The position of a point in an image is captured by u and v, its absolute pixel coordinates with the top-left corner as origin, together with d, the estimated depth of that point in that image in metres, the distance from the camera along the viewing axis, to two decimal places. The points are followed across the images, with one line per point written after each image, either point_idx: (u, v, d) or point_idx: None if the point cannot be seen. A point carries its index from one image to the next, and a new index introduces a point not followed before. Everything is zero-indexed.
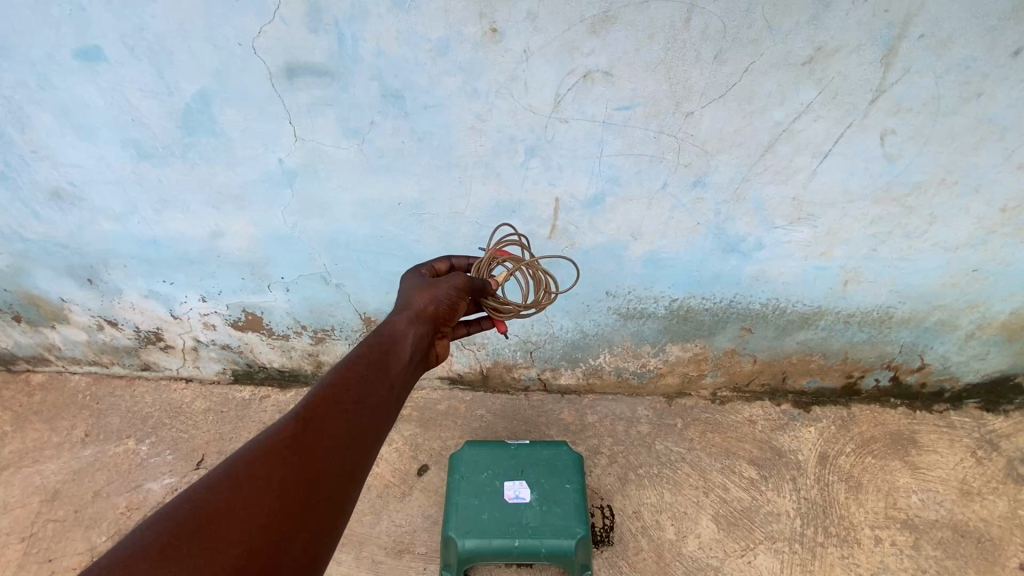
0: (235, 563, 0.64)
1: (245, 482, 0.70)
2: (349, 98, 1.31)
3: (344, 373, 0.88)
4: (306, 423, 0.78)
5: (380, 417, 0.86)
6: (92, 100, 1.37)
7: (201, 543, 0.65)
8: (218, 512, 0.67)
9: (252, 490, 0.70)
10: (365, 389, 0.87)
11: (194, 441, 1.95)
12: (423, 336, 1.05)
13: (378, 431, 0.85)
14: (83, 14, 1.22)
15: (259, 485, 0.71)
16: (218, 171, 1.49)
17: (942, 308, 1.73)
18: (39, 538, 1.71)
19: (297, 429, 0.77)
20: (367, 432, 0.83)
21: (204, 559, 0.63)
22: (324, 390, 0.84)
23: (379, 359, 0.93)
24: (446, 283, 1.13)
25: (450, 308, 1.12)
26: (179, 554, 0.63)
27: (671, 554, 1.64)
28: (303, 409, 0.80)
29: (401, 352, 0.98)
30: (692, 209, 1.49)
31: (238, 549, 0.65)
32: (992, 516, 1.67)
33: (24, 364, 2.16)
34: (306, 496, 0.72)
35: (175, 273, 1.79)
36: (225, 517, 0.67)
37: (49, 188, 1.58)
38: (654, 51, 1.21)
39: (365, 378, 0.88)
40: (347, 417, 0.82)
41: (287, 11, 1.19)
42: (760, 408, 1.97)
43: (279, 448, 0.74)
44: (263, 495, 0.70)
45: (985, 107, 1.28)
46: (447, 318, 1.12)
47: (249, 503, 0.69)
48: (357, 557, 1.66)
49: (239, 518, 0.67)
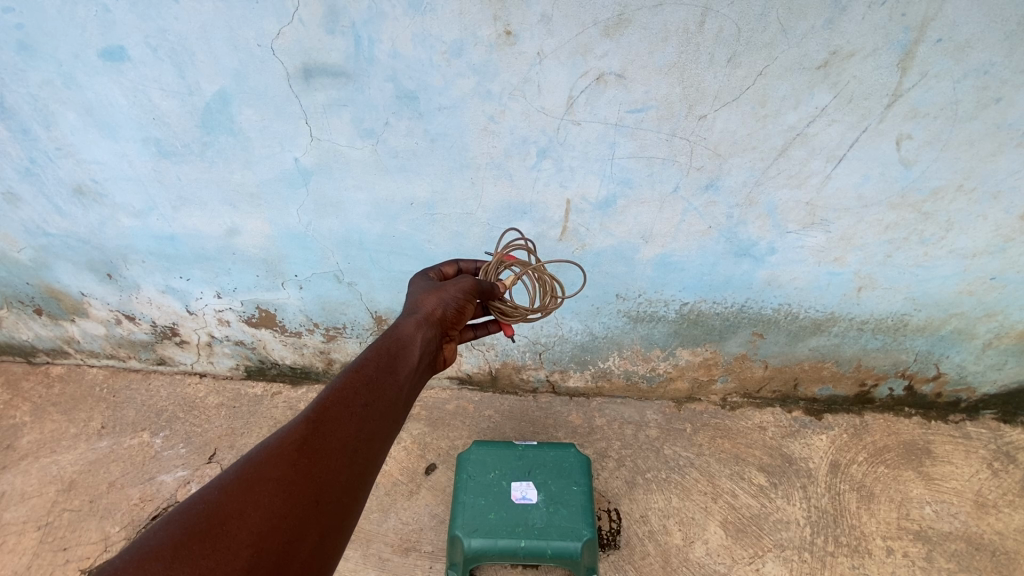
0: (245, 564, 0.65)
1: (255, 485, 0.72)
2: (364, 98, 1.33)
3: (353, 376, 0.89)
4: (315, 426, 0.79)
5: (388, 421, 0.87)
6: (115, 99, 1.41)
7: (213, 544, 0.65)
8: (229, 515, 0.68)
9: (262, 492, 0.71)
10: (373, 392, 0.88)
11: (206, 436, 1.98)
12: (432, 339, 1.06)
13: (385, 435, 0.85)
14: (108, 16, 1.26)
15: (269, 488, 0.72)
16: (235, 169, 1.52)
17: (958, 316, 1.71)
18: (55, 527, 1.74)
19: (306, 432, 0.78)
20: (375, 435, 0.83)
21: (215, 560, 0.64)
22: (332, 393, 0.85)
23: (388, 363, 0.94)
24: (454, 287, 1.14)
25: (459, 311, 1.13)
26: (191, 555, 0.64)
27: (678, 559, 1.63)
28: (312, 412, 0.81)
29: (410, 356, 0.99)
30: (703, 212, 1.49)
31: (248, 551, 0.66)
32: (1007, 529, 1.64)
33: (44, 356, 2.21)
34: (314, 499, 0.73)
35: (191, 269, 1.82)
36: (236, 519, 0.68)
37: (71, 184, 1.62)
38: (667, 53, 1.21)
39: (374, 381, 0.89)
40: (355, 420, 0.83)
41: (305, 13, 1.21)
42: (771, 415, 1.95)
43: (287, 451, 0.76)
44: (272, 497, 0.71)
45: (1005, 112, 1.26)
46: (455, 322, 1.12)
47: (259, 505, 0.70)
48: (364, 554, 1.67)
49: (249, 520, 0.68)
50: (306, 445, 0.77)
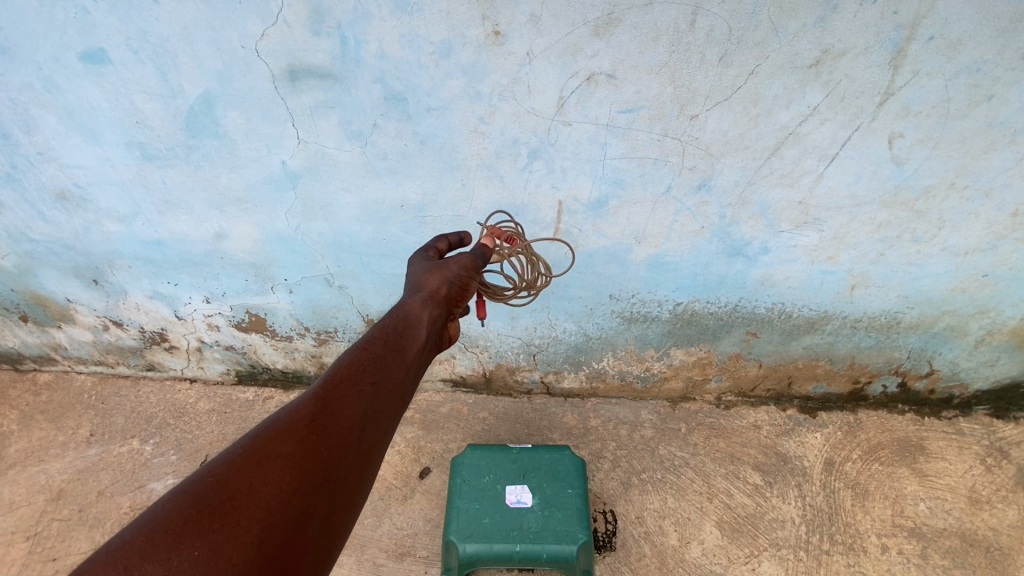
0: (256, 539, 0.63)
1: (264, 459, 0.69)
2: (352, 100, 1.31)
3: (360, 355, 0.87)
4: (323, 404, 0.77)
5: (396, 399, 0.85)
6: (97, 102, 1.38)
7: (222, 519, 0.64)
8: (239, 488, 0.66)
9: (271, 467, 0.69)
10: (380, 371, 0.86)
11: (197, 441, 1.95)
12: (438, 317, 1.04)
13: (392, 414, 0.83)
14: (88, 17, 1.22)
15: (278, 463, 0.70)
16: (222, 172, 1.49)
17: (951, 313, 1.71)
18: (43, 537, 1.73)
19: (315, 409, 0.76)
20: (382, 415, 0.81)
21: (224, 534, 0.62)
22: (339, 371, 0.83)
23: (394, 343, 0.92)
24: (456, 263, 1.10)
25: (462, 287, 1.11)
26: (200, 528, 0.62)
27: (674, 560, 1.62)
28: (320, 390, 0.79)
29: (417, 333, 0.97)
30: (696, 212, 1.48)
31: (259, 526, 0.64)
32: (1001, 525, 1.65)
33: (31, 363, 2.17)
34: (323, 475, 0.71)
35: (178, 274, 1.79)
36: (245, 493, 0.66)
37: (54, 189, 1.58)
38: (658, 53, 1.20)
39: (381, 360, 0.87)
40: (363, 397, 0.81)
41: (289, 13, 1.18)
42: (765, 413, 1.95)
43: (297, 427, 0.73)
44: (281, 472, 0.69)
45: (996, 110, 1.26)
46: (458, 298, 1.11)
47: (268, 480, 0.68)
48: (358, 560, 1.66)
49: (259, 495, 0.66)
50: (314, 422, 0.75)
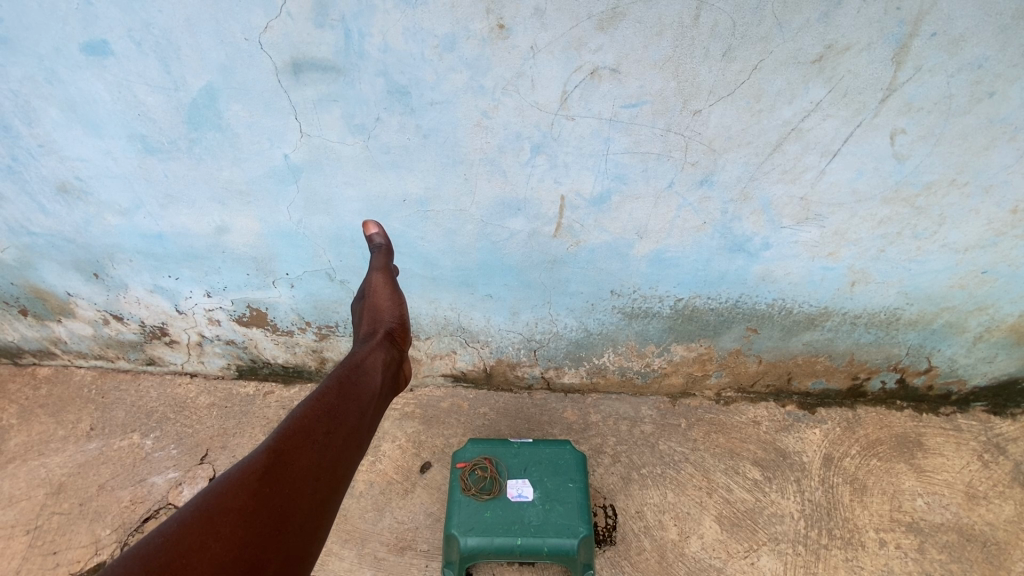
0: None
1: (216, 515, 0.65)
2: (355, 94, 1.31)
3: (315, 404, 0.83)
4: (278, 455, 0.73)
5: (353, 445, 0.80)
6: (99, 94, 1.37)
7: None
8: (190, 547, 0.61)
9: (222, 523, 0.64)
10: (337, 418, 0.81)
11: (198, 436, 1.95)
12: (389, 360, 1.04)
13: (350, 460, 0.78)
14: (89, 9, 1.22)
15: (230, 519, 0.65)
16: (224, 166, 1.49)
17: (951, 309, 1.72)
18: (44, 530, 1.73)
19: (268, 461, 0.72)
20: (340, 460, 0.76)
21: None
22: (295, 422, 0.78)
23: (348, 388, 0.90)
24: (392, 305, 1.16)
25: (403, 327, 1.15)
26: None
27: (674, 554, 1.64)
28: (275, 442, 0.75)
29: (371, 377, 0.95)
30: (698, 208, 1.48)
31: None
32: (997, 520, 1.66)
33: (31, 357, 2.17)
34: (276, 526, 0.66)
35: (180, 268, 1.79)
36: (196, 551, 0.61)
37: (55, 182, 1.58)
38: (663, 47, 1.20)
39: (338, 406, 0.83)
40: (318, 444, 0.76)
41: (293, 6, 1.18)
42: (765, 408, 1.95)
43: (249, 480, 0.69)
44: (234, 527, 0.64)
45: (997, 107, 1.26)
46: (404, 338, 1.13)
47: (220, 535, 0.63)
48: (359, 554, 1.66)
49: (211, 552, 0.61)
50: (268, 473, 0.71)
